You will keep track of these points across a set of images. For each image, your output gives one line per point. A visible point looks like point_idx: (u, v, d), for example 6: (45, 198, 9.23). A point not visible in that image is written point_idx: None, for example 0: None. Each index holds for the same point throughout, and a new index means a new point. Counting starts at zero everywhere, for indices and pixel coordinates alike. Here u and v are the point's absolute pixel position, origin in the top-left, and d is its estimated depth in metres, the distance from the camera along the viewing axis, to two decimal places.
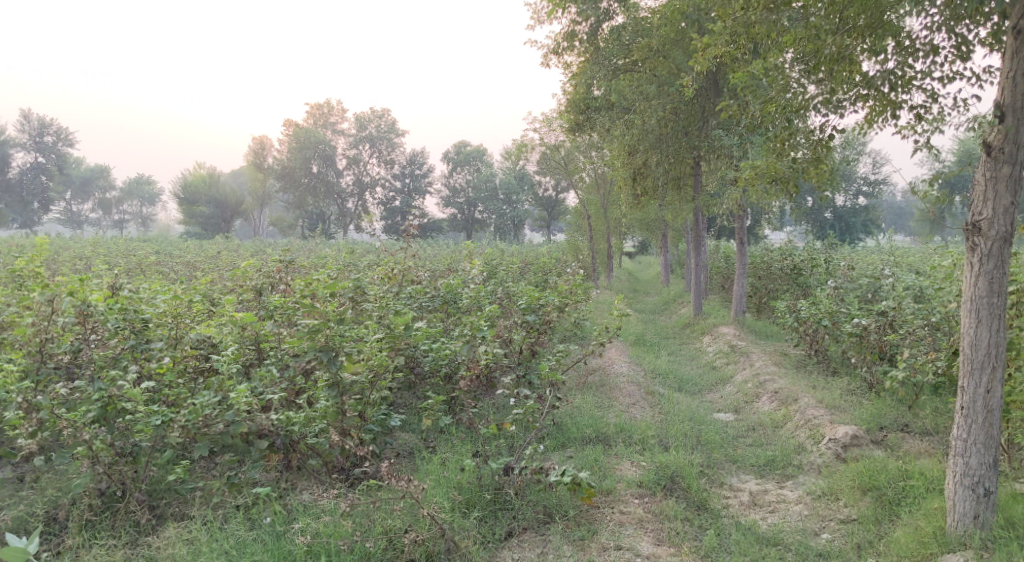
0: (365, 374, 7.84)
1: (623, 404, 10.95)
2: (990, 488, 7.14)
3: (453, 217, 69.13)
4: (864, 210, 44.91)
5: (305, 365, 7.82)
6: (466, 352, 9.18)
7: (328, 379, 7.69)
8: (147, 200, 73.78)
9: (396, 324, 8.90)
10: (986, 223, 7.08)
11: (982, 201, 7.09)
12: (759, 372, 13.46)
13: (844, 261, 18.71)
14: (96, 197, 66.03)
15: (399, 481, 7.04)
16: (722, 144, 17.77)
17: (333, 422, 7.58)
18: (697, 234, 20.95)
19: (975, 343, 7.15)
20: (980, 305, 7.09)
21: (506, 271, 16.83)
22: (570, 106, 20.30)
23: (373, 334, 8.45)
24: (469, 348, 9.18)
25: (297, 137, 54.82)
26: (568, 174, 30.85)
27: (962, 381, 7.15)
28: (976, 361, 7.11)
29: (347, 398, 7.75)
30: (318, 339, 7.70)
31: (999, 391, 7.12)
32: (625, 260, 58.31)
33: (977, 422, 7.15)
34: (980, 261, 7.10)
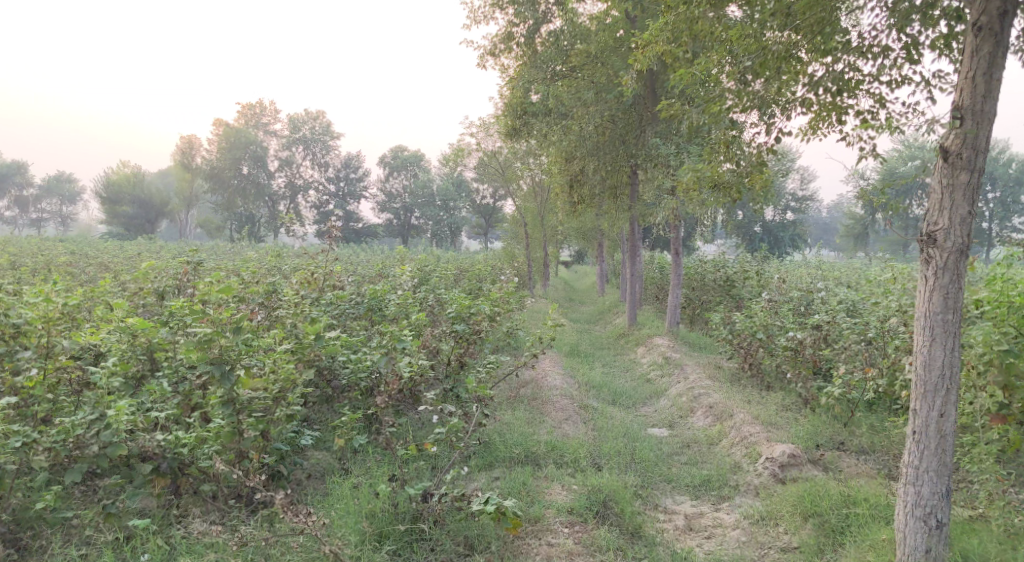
0: (265, 391, 7.20)
1: (555, 418, 10.44)
2: (942, 520, 6.85)
3: (388, 222, 67.80)
4: (793, 225, 45.67)
5: (199, 382, 7.11)
6: (384, 364, 8.50)
7: (222, 396, 7.00)
8: (69, 199, 70.82)
9: (309, 333, 8.19)
10: (941, 235, 6.80)
11: (939, 210, 6.80)
12: (693, 386, 13.10)
13: (777, 274, 18.66)
14: (13, 194, 63.01)
15: (296, 516, 6.45)
16: (659, 152, 17.51)
17: (227, 444, 6.87)
18: (632, 245, 20.66)
19: (929, 363, 6.85)
20: (935, 323, 6.80)
21: (437, 277, 16.18)
22: (507, 110, 19.82)
23: (283, 345, 7.75)
24: (388, 359, 8.47)
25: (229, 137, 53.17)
26: (504, 180, 30.39)
27: (915, 404, 6.83)
28: (930, 383, 6.80)
29: (246, 417, 7.00)
30: (210, 351, 6.97)
31: (953, 415, 6.82)
32: (559, 269, 58.30)
33: (930, 448, 6.85)
34: (935, 276, 6.81)
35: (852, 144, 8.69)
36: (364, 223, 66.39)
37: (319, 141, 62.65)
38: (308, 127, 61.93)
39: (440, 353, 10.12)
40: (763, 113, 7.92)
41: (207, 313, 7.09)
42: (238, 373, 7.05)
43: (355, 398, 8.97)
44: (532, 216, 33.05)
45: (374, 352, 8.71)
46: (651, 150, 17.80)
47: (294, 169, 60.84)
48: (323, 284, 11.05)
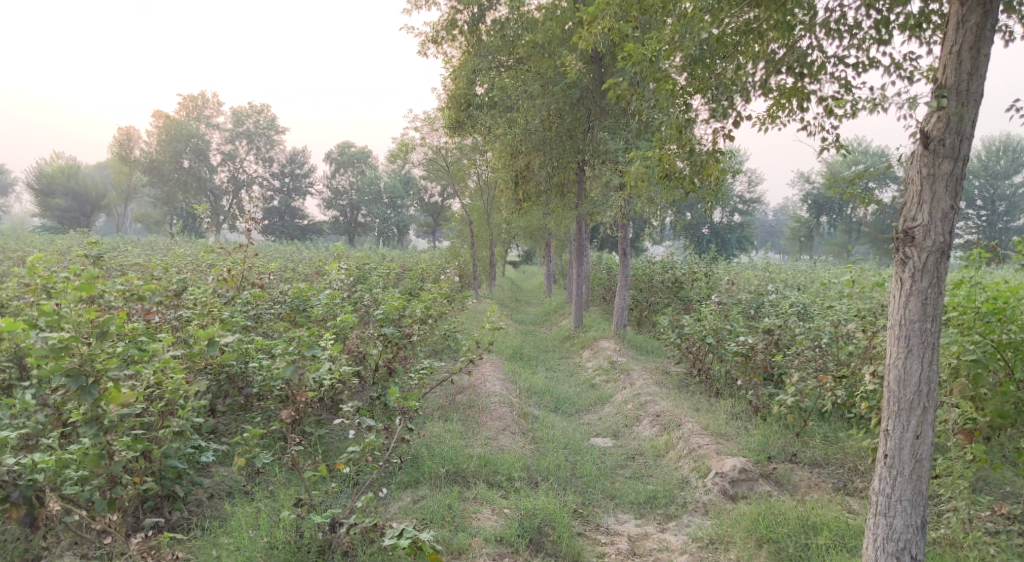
0: (136, 407, 6.20)
1: (492, 428, 9.69)
2: (916, 556, 6.41)
3: (334, 219, 66.31)
4: (740, 228, 45.75)
5: (64, 396, 6.22)
6: (292, 375, 7.63)
7: (85, 413, 6.10)
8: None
9: (201, 338, 7.16)
10: (919, 232, 6.32)
11: (918, 204, 6.31)
12: (639, 392, 12.45)
13: (726, 276, 18.21)
14: None
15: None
16: (608, 148, 16.90)
17: (97, 469, 6.12)
18: (578, 244, 20.04)
19: (905, 377, 6.37)
20: (912, 332, 6.33)
21: (375, 275, 15.30)
22: (451, 102, 19.02)
23: (171, 351, 6.82)
24: (297, 367, 7.64)
25: (167, 129, 51.37)
26: (450, 177, 29.51)
27: (889, 424, 6.35)
28: (905, 400, 6.33)
29: (115, 437, 6.19)
30: (66, 359, 6.03)
31: (929, 436, 6.36)
32: (507, 268, 57.75)
33: (904, 475, 6.39)
34: (912, 278, 6.33)
35: (814, 132, 8.25)
36: (309, 220, 64.88)
37: (264, 135, 60.97)
38: (252, 121, 60.09)
39: (367, 357, 9.27)
40: (718, 98, 7.33)
41: (63, 313, 6.10)
42: (106, 387, 6.13)
43: (268, 409, 8.11)
44: (478, 214, 32.25)
45: (282, 359, 7.86)
46: (599, 146, 17.16)
47: (237, 163, 59.01)
48: (241, 281, 10.07)
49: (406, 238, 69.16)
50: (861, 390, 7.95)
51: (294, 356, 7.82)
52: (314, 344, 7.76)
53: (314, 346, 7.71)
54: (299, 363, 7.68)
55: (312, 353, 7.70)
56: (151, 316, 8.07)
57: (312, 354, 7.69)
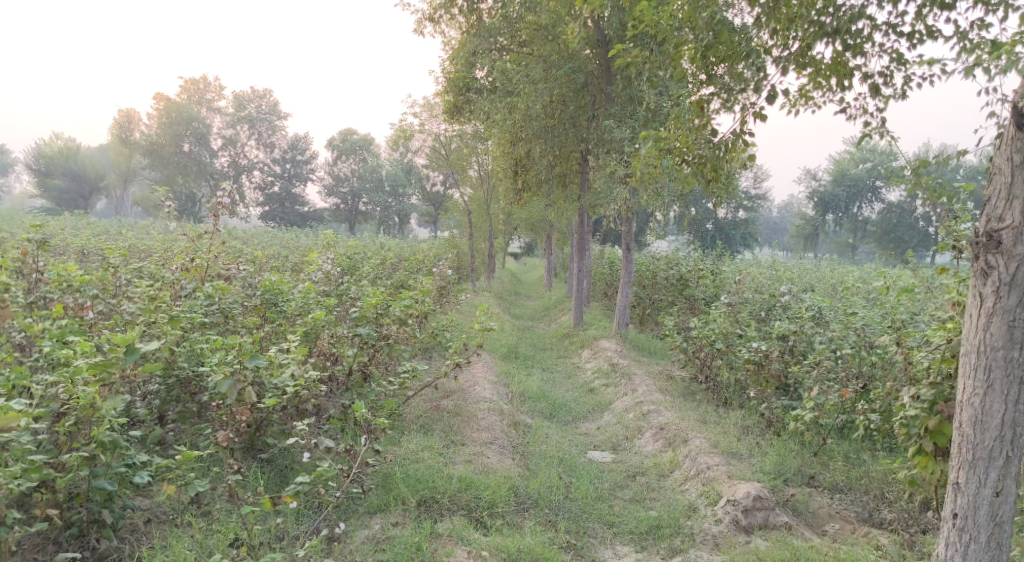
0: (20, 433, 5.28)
1: (479, 441, 8.77)
2: None
3: (335, 207, 65.30)
4: (745, 224, 44.78)
5: None
6: (230, 390, 6.92)
7: None
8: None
9: (116, 344, 6.23)
10: (1008, 238, 5.59)
11: (1006, 203, 5.58)
12: (642, 400, 11.49)
13: (735, 276, 17.32)
14: None
15: None
16: (613, 137, 15.94)
17: None
18: (579, 237, 19.08)
19: (984, 417, 5.70)
20: (994, 362, 5.63)
21: (364, 266, 14.32)
22: (449, 86, 18.02)
23: (75, 362, 5.93)
24: (233, 382, 6.93)
25: (168, 112, 50.34)
26: (450, 166, 28.44)
27: (963, 478, 5.70)
28: (983, 449, 5.67)
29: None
30: None
31: (1009, 494, 5.70)
32: (507, 259, 56.98)
33: (980, 542, 5.75)
34: (996, 295, 5.61)
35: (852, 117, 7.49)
36: (308, 206, 64.01)
37: (265, 121, 59.93)
38: (254, 106, 58.99)
39: (339, 359, 8.36)
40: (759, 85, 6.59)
41: None
42: None
43: (222, 421, 7.23)
44: (478, 204, 31.23)
45: (219, 371, 6.99)
46: (604, 135, 16.16)
47: (237, 147, 57.96)
48: (205, 271, 9.12)
49: (407, 226, 68.27)
50: (900, 415, 7.01)
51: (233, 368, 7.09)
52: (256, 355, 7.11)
53: (255, 357, 7.05)
54: (236, 377, 6.97)
55: (253, 365, 7.05)
56: (84, 312, 7.13)
57: (254, 366, 7.03)
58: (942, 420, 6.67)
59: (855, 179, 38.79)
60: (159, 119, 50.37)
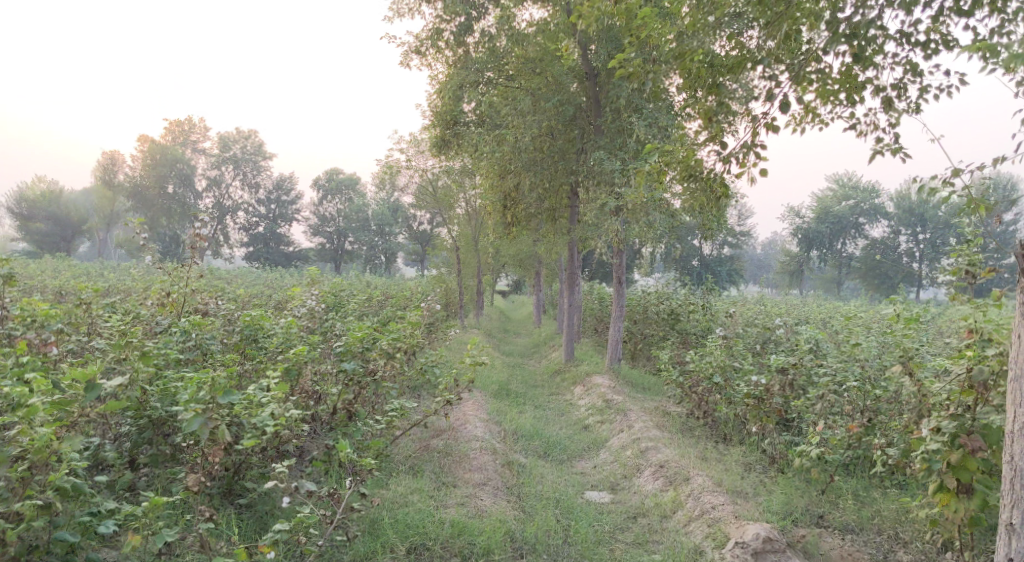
0: None
1: (471, 481, 8.33)
2: None
3: (320, 246, 64.89)
4: (732, 260, 44.70)
5: None
6: (201, 430, 6.42)
7: None
8: None
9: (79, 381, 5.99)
10: None
11: None
12: (639, 437, 11.08)
13: (728, 309, 17.02)
14: None
15: None
16: (603, 169, 15.74)
17: None
18: (569, 271, 18.77)
19: None
20: None
21: (351, 302, 13.90)
22: (436, 119, 17.81)
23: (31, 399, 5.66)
24: (204, 420, 6.43)
25: (153, 155, 50.05)
26: (437, 202, 28.15)
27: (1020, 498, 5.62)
28: None
29: None
30: None
31: None
32: (495, 297, 56.63)
33: None
34: None
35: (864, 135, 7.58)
36: (294, 246, 63.61)
37: (250, 161, 59.69)
38: (239, 147, 58.84)
39: (323, 397, 7.97)
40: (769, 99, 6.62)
41: None
42: None
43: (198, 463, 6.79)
44: (466, 240, 30.92)
45: (190, 407, 6.55)
46: (594, 167, 15.96)
47: (223, 188, 57.66)
48: (181, 306, 8.69)
49: (393, 265, 67.94)
50: (919, 450, 6.66)
51: (204, 404, 6.58)
52: (232, 391, 6.61)
53: (230, 393, 6.55)
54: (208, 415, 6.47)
55: (228, 401, 6.55)
56: (45, 346, 6.69)
57: (230, 402, 6.53)
58: (964, 455, 6.33)
59: (838, 216, 39.95)
60: (144, 161, 50.06)
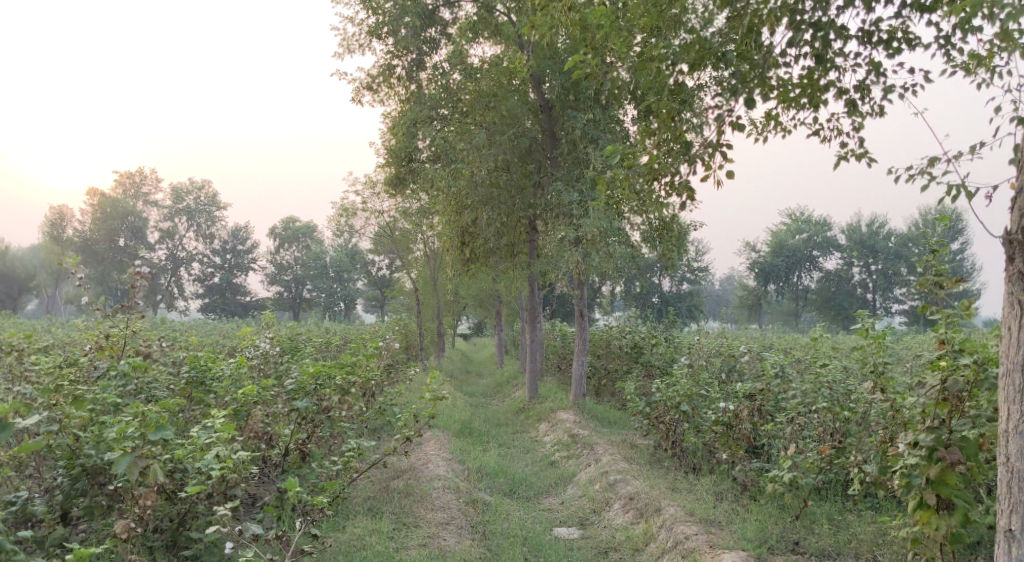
0: None
1: (433, 520, 7.92)
2: None
3: (278, 295, 63.98)
4: (690, 296, 45.02)
5: None
6: (129, 470, 6.03)
7: None
8: None
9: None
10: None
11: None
12: (607, 470, 10.75)
13: (691, 340, 16.89)
14: None
15: None
16: (561, 200, 15.63)
17: None
18: (530, 308, 18.52)
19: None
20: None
21: (306, 345, 13.47)
22: (391, 157, 17.61)
23: None
24: (132, 460, 6.03)
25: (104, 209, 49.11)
26: (394, 244, 27.84)
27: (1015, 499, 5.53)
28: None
29: None
30: None
31: None
32: (457, 341, 56.15)
33: None
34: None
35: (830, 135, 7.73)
36: (251, 296, 62.64)
37: (205, 212, 58.86)
38: (193, 198, 58.04)
39: (274, 438, 7.52)
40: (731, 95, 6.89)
41: None
42: None
43: (132, 511, 6.34)
44: (425, 283, 30.62)
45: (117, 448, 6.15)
46: (551, 199, 15.84)
47: (176, 239, 56.67)
48: (121, 348, 8.24)
49: (353, 312, 67.15)
50: (898, 466, 6.47)
51: (133, 442, 6.19)
52: (164, 425, 6.22)
53: (161, 429, 6.16)
54: (137, 454, 6.06)
55: (159, 437, 6.18)
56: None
57: (161, 438, 6.16)
58: (943, 469, 6.14)
59: (793, 249, 40.64)
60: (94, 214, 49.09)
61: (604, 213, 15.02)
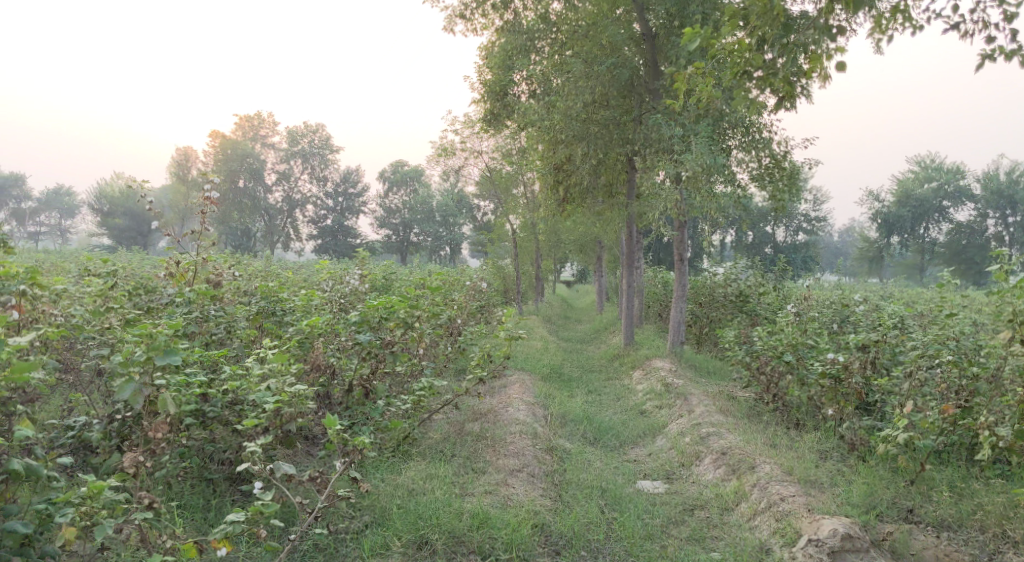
0: None
1: (504, 468, 7.46)
2: None
3: (386, 238, 64.90)
4: (806, 246, 42.71)
5: None
6: (133, 397, 5.87)
7: None
8: (66, 213, 68.84)
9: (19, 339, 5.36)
10: None
11: None
12: (700, 422, 10.00)
13: (802, 289, 15.75)
14: (12, 207, 60.71)
15: None
16: (662, 135, 14.64)
17: None
18: (628, 251, 17.66)
19: None
20: None
21: (392, 282, 13.13)
22: (486, 91, 16.93)
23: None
24: (137, 386, 5.87)
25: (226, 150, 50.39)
26: (494, 186, 27.29)
27: None
28: None
29: None
30: None
31: None
32: (560, 287, 55.62)
33: None
34: None
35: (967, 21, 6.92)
36: (360, 238, 63.85)
37: (317, 155, 59.96)
38: (305, 140, 59.20)
39: (338, 373, 7.30)
40: None
41: None
42: None
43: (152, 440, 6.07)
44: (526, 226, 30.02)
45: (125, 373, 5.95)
46: (652, 133, 14.88)
47: (291, 182, 58.02)
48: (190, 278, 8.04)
49: (458, 257, 67.43)
50: None
51: (141, 366, 5.91)
52: (173, 351, 5.98)
53: (168, 354, 5.89)
54: (143, 380, 5.91)
55: (166, 363, 5.92)
56: (7, 310, 6.20)
57: (168, 364, 5.90)
58: None
59: (921, 200, 37.58)
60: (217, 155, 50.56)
61: (709, 149, 13.96)
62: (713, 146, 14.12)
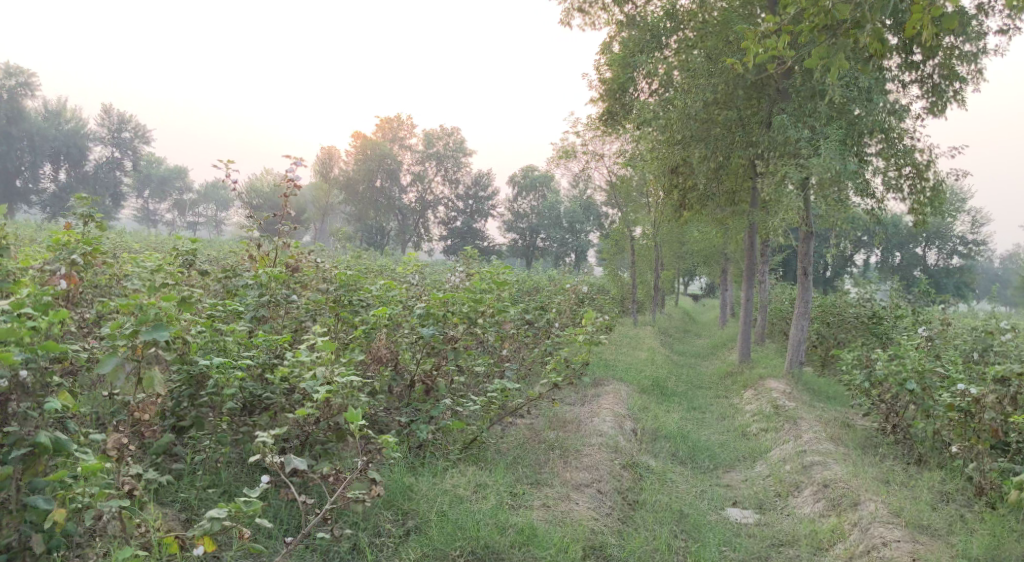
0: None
1: (574, 482, 6.90)
2: None
3: (513, 242, 65.02)
4: (960, 270, 39.35)
5: None
6: (116, 370, 5.62)
7: None
8: (221, 205, 73.07)
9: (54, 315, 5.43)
10: None
11: None
12: (806, 449, 9.07)
13: (942, 312, 14.25)
14: (174, 198, 64.90)
15: None
16: (787, 138, 13.63)
17: None
18: (749, 262, 16.59)
19: None
20: None
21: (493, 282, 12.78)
22: (607, 90, 16.35)
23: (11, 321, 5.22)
24: (120, 361, 5.60)
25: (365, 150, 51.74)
26: (620, 191, 26.54)
27: None
28: None
29: None
30: None
31: None
32: (688, 301, 53.87)
33: None
34: None
35: None
36: (488, 241, 64.28)
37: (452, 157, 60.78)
38: (441, 143, 60.22)
39: (401, 367, 7.04)
40: None
41: None
42: None
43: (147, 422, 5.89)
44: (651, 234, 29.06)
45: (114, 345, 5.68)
46: (775, 136, 13.89)
47: (425, 183, 59.14)
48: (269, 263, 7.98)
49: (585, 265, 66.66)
50: None
51: (128, 340, 5.63)
52: (162, 324, 5.63)
53: (154, 330, 5.55)
54: (127, 355, 5.62)
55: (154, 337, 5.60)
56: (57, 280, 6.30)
57: (154, 339, 5.58)
58: None
59: None
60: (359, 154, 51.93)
61: (839, 154, 12.85)
62: (844, 152, 13.02)
